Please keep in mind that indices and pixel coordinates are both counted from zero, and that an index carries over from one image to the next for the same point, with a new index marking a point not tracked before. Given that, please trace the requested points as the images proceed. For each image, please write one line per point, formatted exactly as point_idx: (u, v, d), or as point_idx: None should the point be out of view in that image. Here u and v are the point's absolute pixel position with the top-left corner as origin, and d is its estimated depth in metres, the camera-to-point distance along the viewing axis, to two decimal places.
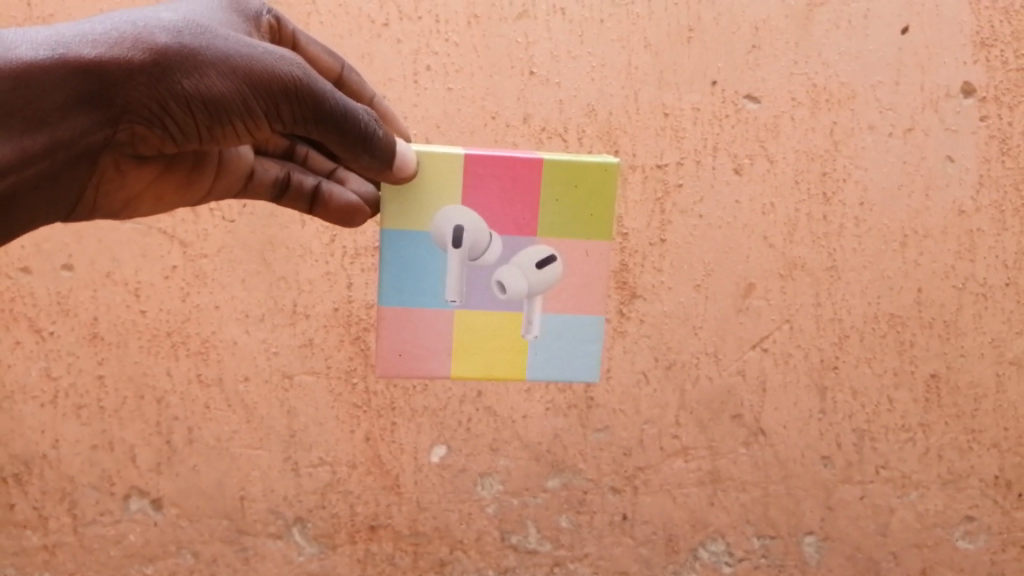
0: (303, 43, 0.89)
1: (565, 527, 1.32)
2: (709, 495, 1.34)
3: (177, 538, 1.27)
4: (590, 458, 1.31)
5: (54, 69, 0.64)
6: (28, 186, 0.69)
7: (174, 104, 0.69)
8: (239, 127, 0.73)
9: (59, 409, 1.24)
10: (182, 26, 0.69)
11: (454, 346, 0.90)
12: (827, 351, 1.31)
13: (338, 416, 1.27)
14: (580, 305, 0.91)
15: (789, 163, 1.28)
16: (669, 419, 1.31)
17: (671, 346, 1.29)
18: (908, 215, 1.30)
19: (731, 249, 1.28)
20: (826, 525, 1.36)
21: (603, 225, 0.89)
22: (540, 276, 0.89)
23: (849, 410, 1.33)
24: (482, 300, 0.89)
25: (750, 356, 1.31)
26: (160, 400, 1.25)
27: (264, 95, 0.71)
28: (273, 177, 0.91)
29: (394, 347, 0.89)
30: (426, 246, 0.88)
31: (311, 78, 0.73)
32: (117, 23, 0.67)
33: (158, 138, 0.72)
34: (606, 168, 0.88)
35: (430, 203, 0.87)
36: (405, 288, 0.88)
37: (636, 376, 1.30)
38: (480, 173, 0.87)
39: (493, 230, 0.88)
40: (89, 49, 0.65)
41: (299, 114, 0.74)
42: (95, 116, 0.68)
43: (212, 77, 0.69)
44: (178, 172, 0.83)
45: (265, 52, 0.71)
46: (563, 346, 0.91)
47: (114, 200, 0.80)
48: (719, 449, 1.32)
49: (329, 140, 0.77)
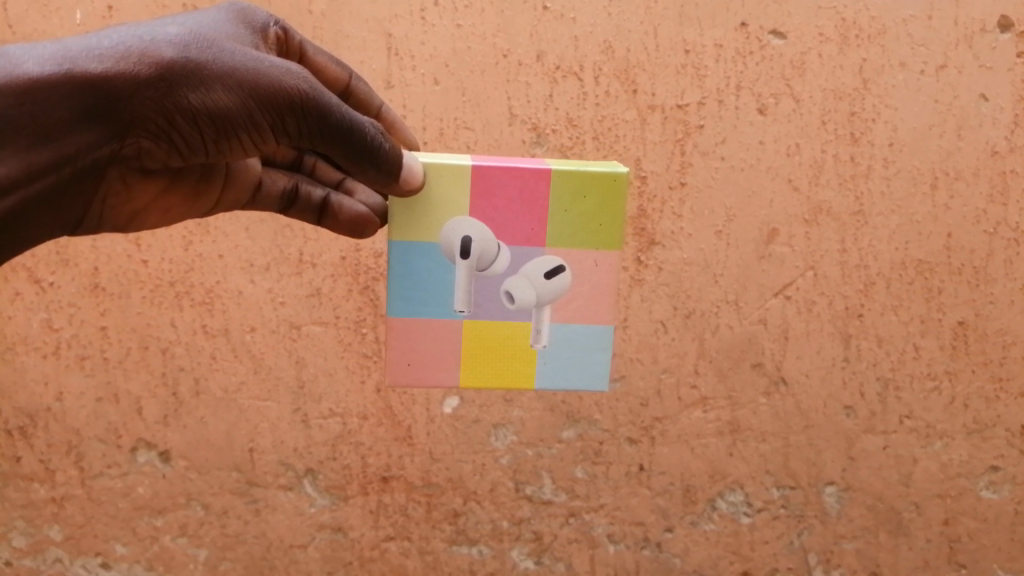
0: (310, 54, 0.90)
1: (581, 477, 1.30)
2: (727, 446, 1.31)
3: (187, 490, 1.26)
4: (606, 408, 1.28)
5: (61, 83, 0.63)
6: (37, 200, 0.69)
7: (180, 119, 0.68)
8: (244, 140, 0.72)
9: (62, 360, 1.21)
10: (189, 41, 0.68)
11: (463, 354, 0.88)
12: (852, 298, 1.27)
13: (348, 367, 1.24)
14: (589, 315, 0.89)
15: (816, 103, 1.22)
16: (688, 368, 1.28)
17: (690, 294, 1.25)
18: (939, 156, 1.24)
19: (754, 192, 1.23)
20: (847, 475, 1.33)
21: (612, 236, 0.87)
22: (549, 286, 0.87)
23: (873, 358, 1.29)
24: (491, 309, 0.88)
25: (772, 304, 1.26)
26: (166, 351, 1.22)
27: (269, 107, 0.71)
28: (281, 188, 0.91)
29: (403, 356, 0.87)
30: (435, 257, 0.85)
31: (317, 91, 0.72)
32: (124, 38, 0.66)
33: (165, 153, 0.71)
34: (613, 178, 0.86)
35: (438, 215, 0.85)
36: (413, 298, 0.86)
37: (653, 325, 1.26)
38: (489, 183, 0.85)
39: (502, 241, 0.86)
40: (96, 63, 0.65)
41: (304, 128, 0.73)
42: (102, 130, 0.67)
43: (218, 91, 0.69)
44: (186, 183, 0.82)
45: (270, 65, 0.71)
46: (571, 354, 0.90)
47: (121, 212, 0.79)
48: (739, 399, 1.29)
49: (334, 153, 0.76)
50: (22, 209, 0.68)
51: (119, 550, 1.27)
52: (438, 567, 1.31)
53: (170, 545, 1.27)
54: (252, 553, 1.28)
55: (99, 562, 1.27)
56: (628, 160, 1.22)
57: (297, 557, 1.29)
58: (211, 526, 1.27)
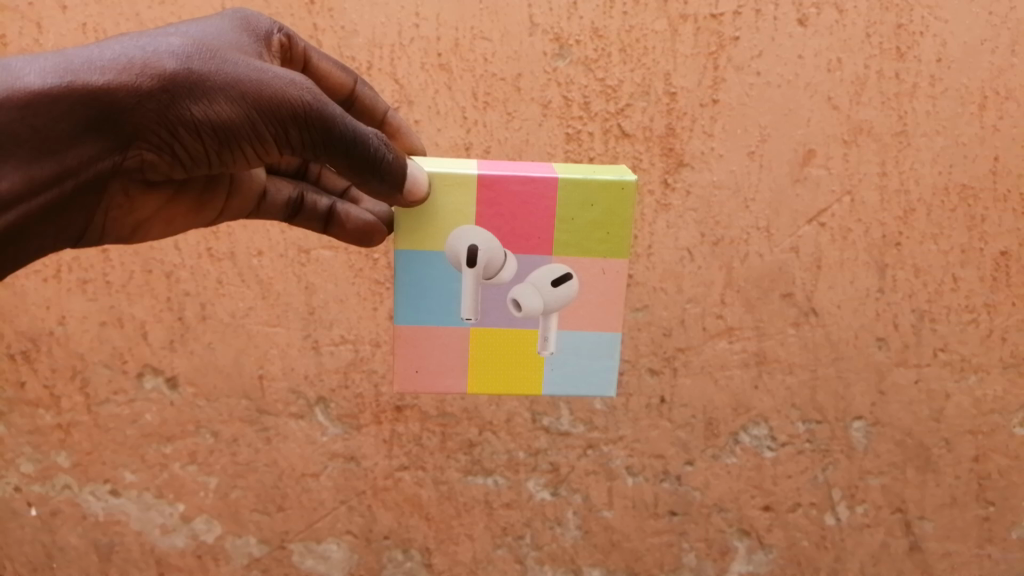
0: (315, 61, 0.87)
1: (599, 409, 1.27)
2: (753, 378, 1.26)
3: (195, 417, 1.23)
4: (627, 338, 1.24)
5: (61, 95, 0.63)
6: (40, 214, 0.68)
7: (183, 131, 0.68)
8: (247, 151, 0.72)
9: (63, 284, 1.17)
10: (192, 52, 0.67)
11: (470, 362, 0.86)
12: (890, 225, 1.20)
13: (360, 293, 1.20)
14: (597, 322, 0.86)
15: (861, 14, 1.13)
16: (714, 298, 1.22)
17: (719, 221, 1.19)
18: (990, 73, 1.16)
19: (790, 111, 1.16)
20: (876, 410, 1.29)
21: (620, 243, 0.84)
22: (556, 295, 0.84)
23: (909, 289, 1.23)
24: (498, 318, 0.86)
25: (805, 231, 1.20)
26: (171, 274, 1.18)
27: (272, 118, 0.70)
28: (286, 197, 0.91)
29: (410, 365, 0.86)
30: (440, 266, 0.83)
31: (322, 103, 0.71)
32: (127, 49, 0.65)
33: (168, 164, 0.71)
34: (622, 187, 0.82)
35: (443, 224, 0.82)
36: (419, 307, 0.85)
37: (679, 253, 1.20)
38: (496, 191, 0.82)
39: (508, 249, 0.83)
40: (97, 75, 0.64)
41: (308, 140, 0.72)
42: (103, 142, 0.67)
43: (221, 103, 0.68)
44: (189, 195, 0.83)
45: (274, 76, 0.70)
46: (579, 361, 0.87)
47: (124, 222, 0.80)
48: (766, 330, 1.24)
49: (339, 165, 0.75)
50: (25, 223, 0.68)
51: (128, 477, 1.25)
52: (453, 497, 1.29)
53: (180, 473, 1.25)
54: (263, 481, 1.26)
55: (108, 489, 1.26)
56: (655, 75, 1.14)
57: (309, 485, 1.27)
58: (221, 454, 1.25)
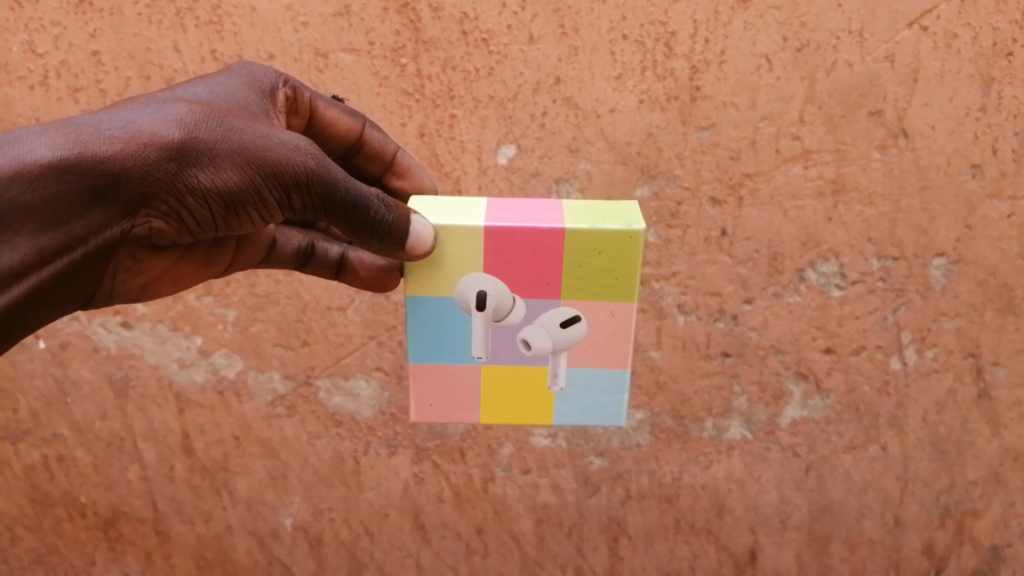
0: (321, 109, 0.93)
1: (652, 242, 1.17)
2: (827, 209, 1.14)
3: None
4: (688, 163, 1.12)
5: (71, 166, 0.69)
6: (53, 282, 0.75)
7: (190, 198, 0.74)
8: (252, 215, 0.77)
9: (52, 92, 1.12)
10: (198, 119, 0.73)
11: (482, 397, 0.88)
12: (1002, 32, 1.06)
13: (385, 106, 1.11)
14: (606, 360, 0.86)
15: None
16: (791, 116, 1.10)
17: (806, 22, 1.05)
18: None
19: None
20: (960, 247, 1.17)
21: (626, 288, 0.82)
22: (564, 335, 0.84)
23: (1015, 109, 1.09)
24: (509, 357, 0.86)
25: (904, 37, 1.06)
26: (171, 81, 1.10)
27: (274, 182, 0.74)
28: (296, 246, 0.98)
29: (425, 399, 0.88)
30: (450, 309, 0.84)
31: (323, 167, 0.75)
32: (136, 119, 0.71)
33: (175, 230, 0.77)
34: (631, 236, 0.80)
35: (451, 272, 0.82)
36: (433, 347, 0.86)
37: (756, 62, 1.07)
38: (503, 241, 0.80)
39: (516, 294, 0.83)
40: (104, 145, 0.70)
41: (310, 203, 0.76)
42: (110, 211, 0.73)
43: (225, 170, 0.73)
44: (197, 253, 0.89)
45: (278, 142, 0.75)
46: (589, 395, 0.88)
47: (131, 285, 0.85)
48: (847, 154, 1.12)
49: (341, 227, 0.78)
50: (38, 291, 0.74)
51: (139, 308, 1.22)
52: None
53: (195, 304, 1.21)
54: (286, 314, 1.21)
55: (120, 321, 1.23)
56: None
57: (335, 320, 1.21)
58: (238, 286, 1.20)
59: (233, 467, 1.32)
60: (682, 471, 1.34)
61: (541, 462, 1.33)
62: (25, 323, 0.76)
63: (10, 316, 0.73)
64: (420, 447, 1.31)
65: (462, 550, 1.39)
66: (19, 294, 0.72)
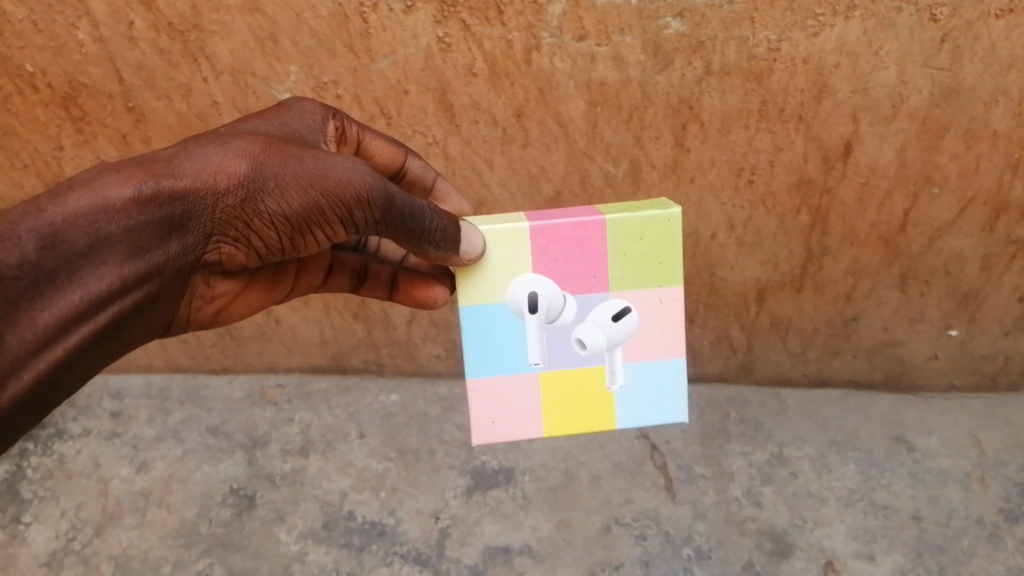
0: (366, 139, 0.88)
1: None
2: None
3: None
4: None
5: (148, 198, 0.68)
6: (137, 312, 0.71)
7: (258, 222, 0.73)
8: (319, 235, 0.75)
9: None
10: (261, 148, 0.72)
11: (543, 407, 0.81)
12: None
13: None
14: (661, 350, 0.80)
15: None
16: None
17: None
18: None
19: None
20: None
21: (672, 271, 0.77)
22: (618, 331, 0.78)
23: None
24: (567, 360, 0.79)
25: None
26: None
27: (336, 203, 0.72)
28: (352, 268, 0.92)
29: (487, 415, 0.80)
30: (501, 316, 0.78)
31: (382, 182, 0.72)
32: (209, 151, 0.71)
33: (246, 252, 0.76)
34: (669, 220, 0.75)
35: (498, 277, 0.77)
36: (488, 357, 0.79)
37: None
38: (547, 240, 0.76)
39: (566, 291, 0.77)
40: (178, 178, 0.69)
41: (373, 222, 0.73)
42: (187, 240, 0.72)
43: (290, 193, 0.71)
44: (264, 276, 0.86)
45: (339, 163, 0.72)
46: (647, 391, 0.81)
47: (206, 311, 0.82)
48: None
49: (400, 241, 0.75)
50: (121, 320, 0.70)
51: None
52: None
53: None
54: None
55: None
56: None
57: None
58: None
59: (207, 28, 1.09)
60: (783, 40, 1.07)
61: (601, 26, 1.07)
62: (107, 355, 0.72)
63: (93, 350, 0.69)
64: (445, 2, 1.06)
65: (498, 139, 1.15)
66: (105, 324, 0.69)
